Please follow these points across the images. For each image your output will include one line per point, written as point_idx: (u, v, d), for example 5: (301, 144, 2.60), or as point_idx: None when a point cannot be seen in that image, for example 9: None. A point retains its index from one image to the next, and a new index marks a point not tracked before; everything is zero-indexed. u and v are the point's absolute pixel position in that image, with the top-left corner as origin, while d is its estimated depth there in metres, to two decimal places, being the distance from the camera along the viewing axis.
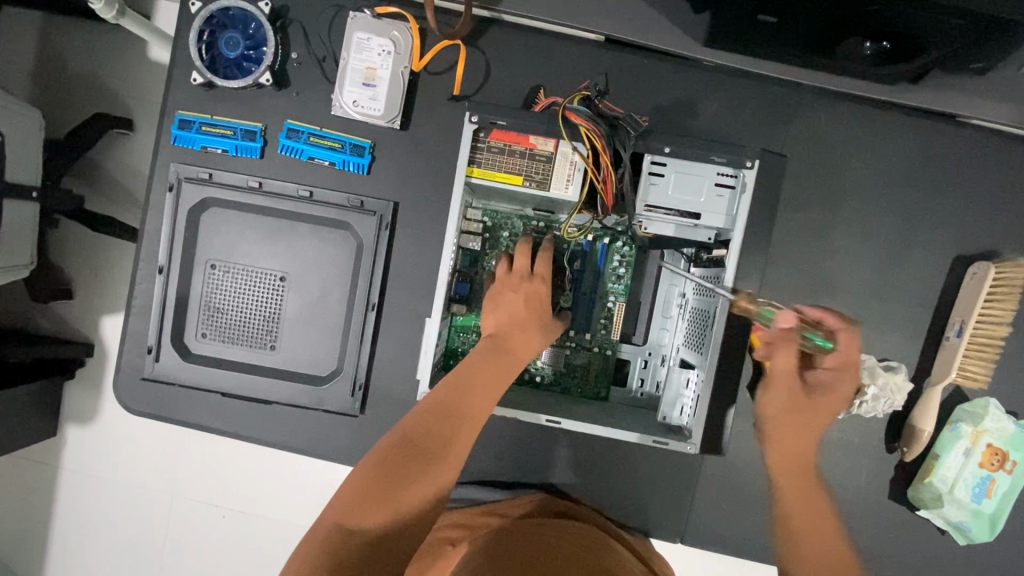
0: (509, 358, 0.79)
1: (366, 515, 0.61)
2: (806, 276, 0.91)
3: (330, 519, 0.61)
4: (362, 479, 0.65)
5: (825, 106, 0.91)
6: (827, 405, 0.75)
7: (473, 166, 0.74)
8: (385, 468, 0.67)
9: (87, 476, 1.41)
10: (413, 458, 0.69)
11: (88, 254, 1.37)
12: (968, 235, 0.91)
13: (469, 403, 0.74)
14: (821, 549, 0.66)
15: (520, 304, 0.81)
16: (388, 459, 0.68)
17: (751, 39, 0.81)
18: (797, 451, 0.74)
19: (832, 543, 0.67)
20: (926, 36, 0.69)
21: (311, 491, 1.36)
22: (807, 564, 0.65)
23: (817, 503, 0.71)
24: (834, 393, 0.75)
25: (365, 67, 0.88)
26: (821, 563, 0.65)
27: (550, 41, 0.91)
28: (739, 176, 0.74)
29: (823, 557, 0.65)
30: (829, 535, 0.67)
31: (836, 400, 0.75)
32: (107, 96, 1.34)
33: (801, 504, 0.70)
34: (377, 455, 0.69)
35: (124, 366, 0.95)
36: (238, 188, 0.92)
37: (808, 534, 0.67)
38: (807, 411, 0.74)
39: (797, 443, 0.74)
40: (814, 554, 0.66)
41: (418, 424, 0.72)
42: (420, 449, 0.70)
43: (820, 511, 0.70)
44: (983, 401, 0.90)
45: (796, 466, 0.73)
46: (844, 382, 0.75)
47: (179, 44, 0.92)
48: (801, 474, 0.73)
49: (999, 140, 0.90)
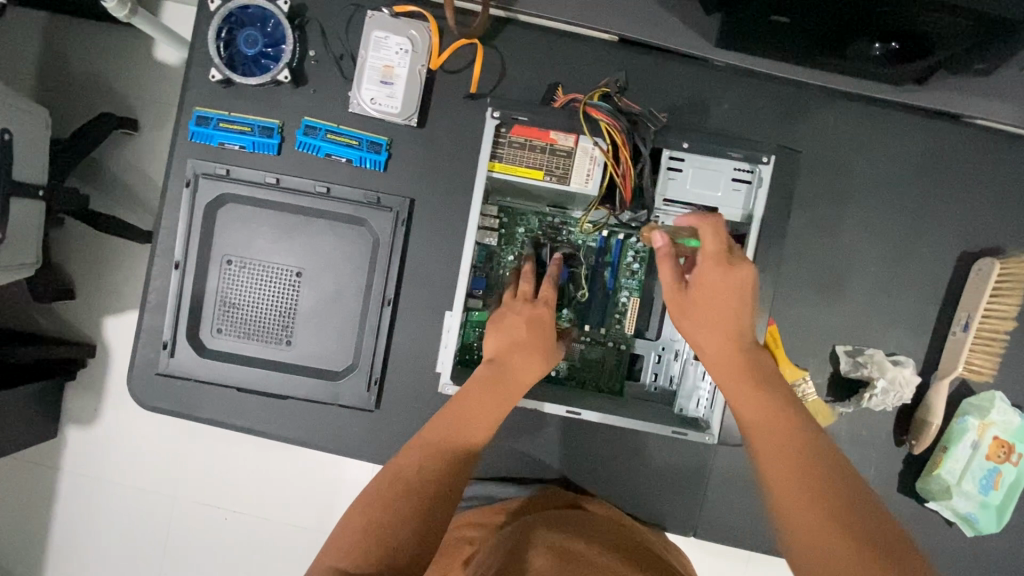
0: (509, 381, 0.76)
1: (358, 556, 0.58)
2: (816, 272, 0.93)
3: (325, 563, 0.59)
4: (353, 519, 0.62)
5: (834, 106, 0.93)
6: (728, 297, 0.69)
7: (495, 160, 0.78)
8: (375, 505, 0.62)
9: (91, 477, 1.39)
10: (404, 493, 0.63)
11: (95, 253, 1.36)
12: (972, 232, 0.93)
13: (464, 432, 0.71)
14: (779, 458, 0.58)
15: (521, 327, 0.81)
16: (377, 498, 0.63)
17: (763, 40, 0.83)
18: (725, 362, 0.68)
19: (793, 448, 0.58)
20: (934, 37, 0.71)
21: (319, 490, 1.36)
22: (776, 481, 0.57)
23: (766, 411, 0.62)
24: (717, 282, 0.69)
25: (382, 65, 0.90)
26: (788, 473, 0.56)
27: (565, 40, 0.92)
28: (755, 171, 0.78)
29: (788, 466, 0.57)
30: (786, 440, 0.59)
31: (731, 288, 0.69)
32: (116, 95, 1.34)
33: (752, 421, 0.62)
34: (369, 493, 0.64)
35: (138, 361, 0.96)
36: (254, 184, 0.92)
37: (764, 448, 0.59)
38: (710, 312, 0.69)
39: (719, 355, 0.68)
40: (777, 466, 0.58)
41: (410, 454, 0.68)
42: (411, 483, 0.64)
43: (770, 418, 0.61)
44: (989, 394, 0.91)
45: (732, 378, 0.66)
46: (720, 266, 0.69)
47: (197, 42, 0.93)
48: (737, 387, 0.65)
49: (1002, 140, 0.93)
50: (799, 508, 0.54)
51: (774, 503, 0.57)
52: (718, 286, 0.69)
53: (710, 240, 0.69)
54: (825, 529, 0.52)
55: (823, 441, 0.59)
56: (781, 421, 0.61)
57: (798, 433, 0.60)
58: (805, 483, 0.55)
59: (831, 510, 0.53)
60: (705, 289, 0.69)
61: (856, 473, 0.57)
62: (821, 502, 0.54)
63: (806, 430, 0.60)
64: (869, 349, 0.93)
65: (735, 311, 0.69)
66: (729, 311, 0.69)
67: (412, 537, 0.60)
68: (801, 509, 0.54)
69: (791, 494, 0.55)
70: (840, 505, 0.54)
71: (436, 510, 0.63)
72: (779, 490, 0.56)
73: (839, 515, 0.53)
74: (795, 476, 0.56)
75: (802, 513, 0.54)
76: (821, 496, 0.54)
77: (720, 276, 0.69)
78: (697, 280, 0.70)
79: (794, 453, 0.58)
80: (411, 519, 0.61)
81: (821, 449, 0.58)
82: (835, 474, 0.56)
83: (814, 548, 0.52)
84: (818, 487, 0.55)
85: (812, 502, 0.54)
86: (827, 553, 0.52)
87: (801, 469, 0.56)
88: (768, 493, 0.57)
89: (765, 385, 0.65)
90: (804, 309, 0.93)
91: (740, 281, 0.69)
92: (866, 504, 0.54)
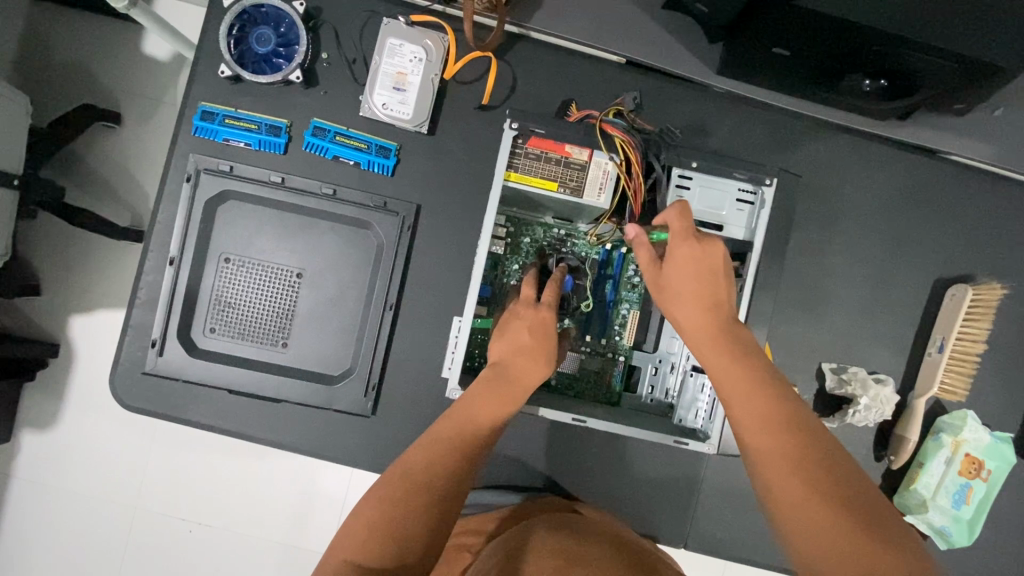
0: (512, 385, 0.74)
1: (374, 550, 0.57)
2: (805, 292, 0.98)
3: (335, 558, 0.57)
4: (365, 514, 0.60)
5: (824, 135, 0.98)
6: (699, 270, 0.68)
7: (511, 170, 0.81)
8: (387, 499, 0.61)
9: (47, 483, 1.31)
10: (414, 491, 0.62)
11: (68, 247, 1.30)
12: (946, 261, 1.00)
13: (465, 439, 0.68)
14: (767, 429, 0.58)
15: (524, 333, 0.78)
16: (387, 494, 0.61)
17: (763, 70, 0.87)
18: (706, 336, 0.66)
19: (779, 420, 0.58)
20: (922, 75, 0.77)
21: (297, 502, 1.32)
22: (768, 454, 0.57)
23: (752, 384, 0.61)
24: (688, 257, 0.69)
25: (396, 72, 0.91)
26: (775, 447, 0.56)
27: (574, 60, 0.96)
28: (758, 193, 0.83)
29: (776, 437, 0.57)
30: (772, 415, 0.58)
31: (703, 261, 0.69)
32: (101, 87, 1.30)
33: (738, 398, 0.61)
34: (377, 489, 0.62)
35: (123, 359, 0.92)
36: (258, 182, 0.91)
37: (751, 420, 0.59)
38: (684, 287, 0.68)
39: (698, 330, 0.67)
40: (765, 439, 0.57)
41: (419, 450, 0.67)
42: (420, 482, 0.63)
43: (754, 388, 0.61)
44: (962, 413, 0.97)
45: (712, 352, 0.65)
46: (689, 242, 0.69)
47: (208, 38, 0.93)
48: (719, 363, 0.64)
49: (972, 175, 1.00)
50: (783, 477, 0.55)
51: (760, 474, 0.57)
52: (688, 262, 0.69)
53: (676, 218, 0.70)
54: (808, 498, 0.53)
55: (808, 414, 0.60)
56: (767, 393, 0.60)
57: (787, 407, 0.59)
58: (791, 453, 0.56)
59: (814, 480, 0.54)
60: (677, 265, 0.69)
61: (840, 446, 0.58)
62: (807, 474, 0.54)
63: (791, 404, 0.60)
64: (853, 368, 0.97)
65: (710, 284, 0.68)
66: (704, 286, 0.68)
67: (423, 533, 0.60)
68: (787, 479, 0.55)
69: (777, 466, 0.56)
70: (824, 476, 0.54)
71: (448, 506, 0.63)
72: (765, 461, 0.57)
73: (823, 485, 0.53)
74: (782, 448, 0.56)
75: (790, 484, 0.54)
76: (807, 467, 0.55)
77: (691, 252, 0.69)
78: (669, 257, 0.70)
79: (782, 424, 0.58)
80: (423, 514, 0.60)
81: (809, 424, 0.58)
82: (821, 446, 0.56)
83: (797, 514, 0.53)
84: (803, 458, 0.55)
85: (798, 471, 0.55)
86: (813, 522, 0.52)
87: (789, 440, 0.57)
88: (754, 461, 0.58)
89: (747, 357, 0.64)
90: (794, 327, 0.97)
91: (712, 256, 0.69)
92: (851, 475, 0.55)
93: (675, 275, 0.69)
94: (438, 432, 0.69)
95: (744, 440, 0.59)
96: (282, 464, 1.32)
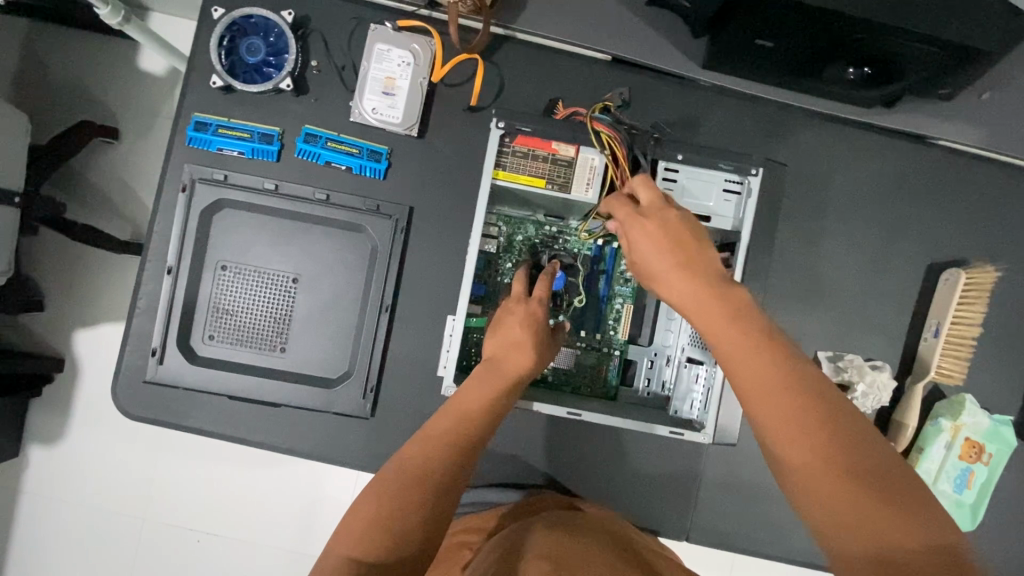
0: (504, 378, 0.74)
1: (370, 545, 0.58)
2: (798, 281, 0.98)
3: (337, 553, 0.59)
4: (364, 509, 0.61)
5: (812, 124, 0.99)
6: (670, 240, 0.65)
7: (499, 168, 0.82)
8: (383, 496, 0.62)
9: (53, 496, 1.32)
10: (410, 487, 0.62)
11: (68, 262, 1.32)
12: (939, 245, 1.00)
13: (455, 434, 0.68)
14: (770, 399, 0.53)
15: (516, 328, 0.79)
16: (383, 490, 0.62)
17: (748, 62, 0.88)
18: (693, 305, 0.61)
19: (780, 387, 0.54)
20: (905, 62, 0.78)
21: (302, 509, 1.32)
22: (769, 428, 0.53)
23: (751, 351, 0.56)
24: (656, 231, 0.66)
25: (385, 77, 0.92)
26: (779, 415, 0.53)
27: (561, 58, 0.96)
28: (745, 182, 0.83)
29: (779, 405, 0.53)
30: (772, 381, 0.54)
31: (670, 232, 0.65)
32: (98, 103, 1.32)
33: (737, 369, 0.56)
34: (375, 485, 0.63)
35: (124, 369, 0.93)
36: (253, 190, 0.92)
37: (753, 390, 0.55)
38: (657, 263, 0.65)
39: (686, 300, 0.62)
40: (768, 409, 0.54)
41: (416, 446, 0.67)
42: (417, 478, 0.63)
43: (750, 356, 0.56)
44: (960, 397, 0.97)
45: (706, 320, 0.60)
46: (643, 221, 0.67)
47: (199, 50, 0.94)
48: (715, 333, 0.59)
49: (962, 159, 1.00)
50: (790, 447, 0.52)
51: (768, 444, 0.54)
52: (658, 236, 0.65)
53: (619, 207, 0.70)
54: (817, 467, 0.51)
55: (811, 373, 0.55)
56: (766, 359, 0.55)
57: (789, 371, 0.55)
58: (797, 421, 0.52)
59: (823, 449, 0.51)
60: (648, 241, 0.66)
61: (845, 399, 0.54)
62: (814, 442, 0.51)
63: (792, 365, 0.55)
64: (849, 355, 0.97)
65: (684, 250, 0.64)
66: (681, 255, 0.64)
67: (420, 529, 0.61)
68: (794, 449, 0.52)
69: (784, 435, 0.52)
70: (832, 443, 0.51)
71: (444, 498, 0.63)
72: (771, 432, 0.53)
73: (834, 452, 0.51)
74: (783, 418, 0.52)
75: (799, 454, 0.51)
76: (815, 436, 0.51)
77: (653, 227, 0.66)
78: (634, 233, 0.67)
79: (785, 391, 0.53)
80: (418, 510, 0.61)
81: (812, 384, 0.54)
82: (824, 406, 0.53)
83: (812, 487, 0.51)
84: (808, 423, 0.52)
85: (805, 439, 0.51)
86: (825, 491, 0.50)
87: (793, 407, 0.53)
88: (762, 432, 0.54)
89: (739, 322, 0.58)
90: (789, 315, 0.98)
91: (677, 225, 0.66)
92: (858, 435, 0.52)
93: (647, 250, 0.66)
94: (433, 428, 0.70)
95: (750, 411, 0.55)
96: (286, 472, 1.32)
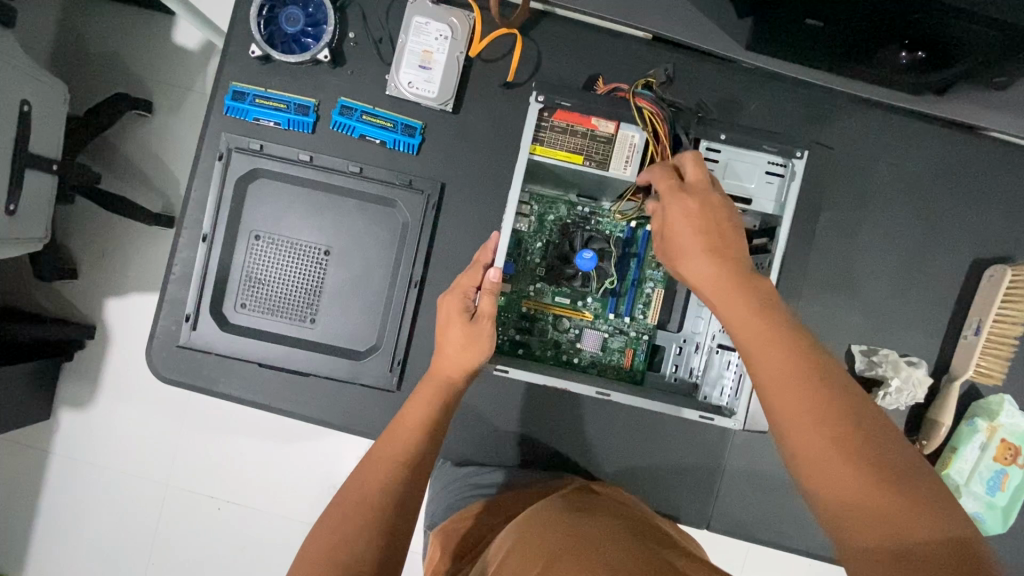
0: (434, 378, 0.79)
1: (358, 523, 0.67)
2: (835, 273, 0.96)
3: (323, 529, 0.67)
4: (355, 494, 0.70)
5: (856, 113, 0.96)
6: (699, 224, 0.64)
7: (537, 144, 0.81)
8: (346, 507, 0.69)
9: (82, 457, 1.36)
10: (391, 464, 0.72)
11: (101, 231, 1.34)
12: (984, 241, 0.97)
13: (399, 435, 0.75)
14: (788, 386, 0.52)
15: (453, 328, 0.79)
16: (374, 471, 0.72)
17: (795, 44, 0.86)
18: (714, 290, 0.61)
19: (799, 375, 0.53)
20: (962, 47, 0.74)
21: (323, 484, 1.35)
22: (785, 416, 0.52)
23: (771, 337, 0.55)
24: (684, 215, 0.65)
25: (422, 50, 0.92)
26: (797, 402, 0.52)
27: (600, 37, 0.95)
28: (789, 166, 0.81)
29: (798, 393, 0.52)
30: (792, 369, 0.53)
31: (699, 216, 0.64)
32: (132, 76, 1.34)
33: (756, 355, 0.55)
34: (363, 471, 0.73)
35: (158, 333, 0.95)
36: (287, 161, 0.93)
37: (771, 378, 0.54)
38: (685, 245, 0.64)
39: (706, 285, 0.62)
40: (784, 396, 0.52)
41: (371, 457, 0.74)
42: (392, 457, 0.73)
43: (769, 341, 0.55)
44: (998, 397, 0.94)
45: (728, 305, 0.59)
46: (676, 201, 0.65)
47: (239, 20, 0.95)
48: (737, 318, 0.58)
49: (1012, 152, 0.96)
50: (805, 435, 0.51)
51: (781, 431, 0.53)
52: (686, 218, 0.64)
53: (662, 179, 0.68)
54: (831, 454, 0.50)
55: (830, 363, 0.54)
56: (786, 346, 0.54)
57: (810, 359, 0.54)
58: (815, 409, 0.51)
59: (839, 438, 0.50)
60: (676, 223, 0.65)
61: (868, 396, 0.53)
62: (829, 430, 0.50)
63: (813, 354, 0.54)
64: (884, 350, 0.95)
65: (712, 236, 0.63)
66: (707, 239, 0.63)
67: (390, 513, 0.68)
68: (810, 436, 0.51)
69: (800, 423, 0.51)
70: (848, 433, 0.50)
71: (408, 478, 0.72)
72: (789, 419, 0.52)
73: (849, 442, 0.50)
74: (800, 405, 0.51)
75: (813, 442, 0.50)
76: (831, 425, 0.50)
77: (683, 209, 0.65)
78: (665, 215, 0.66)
79: (804, 379, 0.52)
80: (384, 488, 0.70)
81: (832, 374, 0.53)
82: (843, 397, 0.52)
83: (825, 475, 0.50)
84: (826, 412, 0.51)
85: (822, 428, 0.50)
86: (838, 481, 0.49)
87: (812, 395, 0.52)
88: (777, 421, 0.53)
89: (763, 310, 0.57)
90: (823, 307, 0.96)
91: (708, 209, 0.64)
92: (876, 427, 0.51)
93: (676, 232, 0.65)
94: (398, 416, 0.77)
95: (766, 399, 0.54)
96: (308, 447, 1.34)
